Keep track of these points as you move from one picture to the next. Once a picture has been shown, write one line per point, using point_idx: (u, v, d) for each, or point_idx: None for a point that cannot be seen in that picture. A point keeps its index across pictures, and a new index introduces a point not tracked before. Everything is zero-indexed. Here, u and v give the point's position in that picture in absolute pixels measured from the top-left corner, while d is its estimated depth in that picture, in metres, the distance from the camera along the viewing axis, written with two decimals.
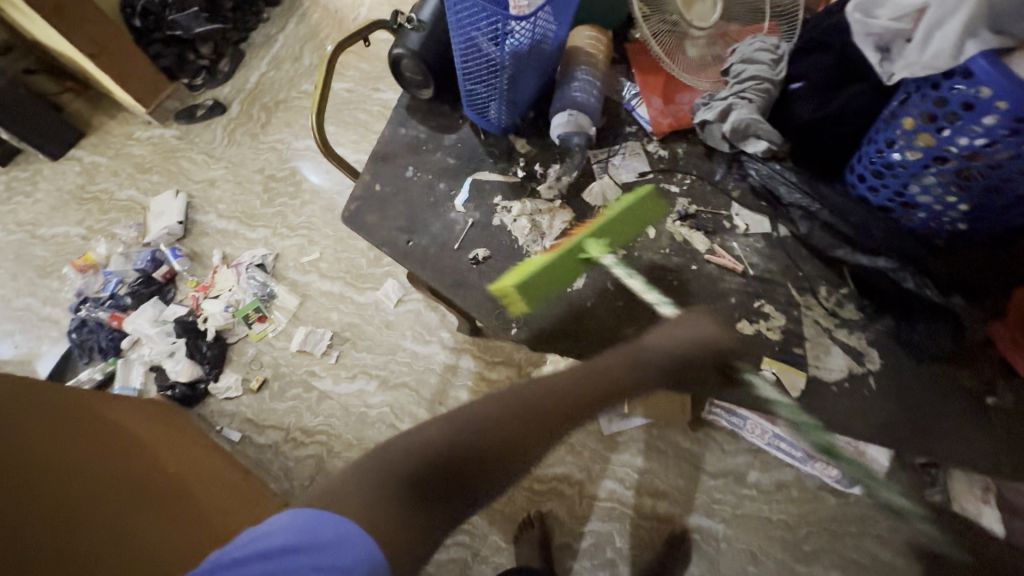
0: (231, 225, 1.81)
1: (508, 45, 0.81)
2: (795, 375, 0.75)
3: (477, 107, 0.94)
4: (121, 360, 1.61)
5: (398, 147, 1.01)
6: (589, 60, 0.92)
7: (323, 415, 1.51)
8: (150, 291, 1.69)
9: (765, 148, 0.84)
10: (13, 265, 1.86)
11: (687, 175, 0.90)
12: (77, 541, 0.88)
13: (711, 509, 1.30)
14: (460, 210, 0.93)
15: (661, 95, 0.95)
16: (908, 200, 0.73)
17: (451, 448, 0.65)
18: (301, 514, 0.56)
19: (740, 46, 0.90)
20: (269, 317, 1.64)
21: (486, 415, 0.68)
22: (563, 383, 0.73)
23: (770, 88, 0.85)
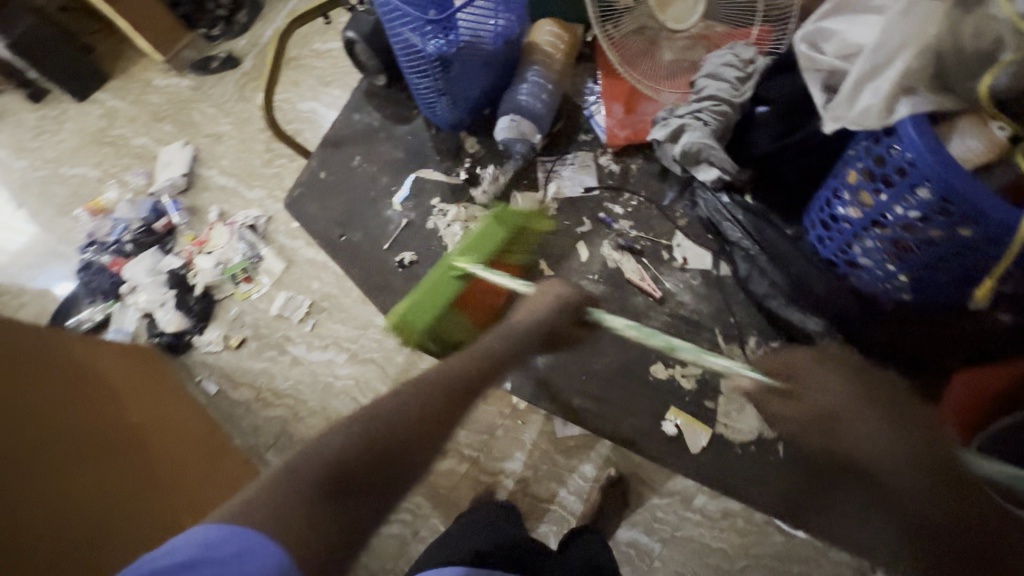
0: (231, 182, 1.85)
1: (436, 45, 1.09)
2: (699, 430, 1.31)
3: (427, 102, 1.24)
4: (119, 304, 1.71)
5: (353, 130, 1.69)
6: (544, 63, 1.30)
7: (293, 380, 1.56)
8: (151, 241, 1.77)
9: (717, 173, 1.16)
10: (36, 202, 1.98)
11: (632, 195, 1.34)
12: (72, 486, 0.99)
13: (651, 526, 1.28)
14: (397, 205, 1.55)
15: (623, 104, 1.36)
16: (852, 258, 1.08)
17: (351, 449, 0.75)
18: (211, 529, 0.66)
19: (713, 60, 1.20)
20: (255, 279, 1.68)
21: (391, 406, 0.81)
22: (455, 359, 0.92)
23: (729, 109, 1.15)
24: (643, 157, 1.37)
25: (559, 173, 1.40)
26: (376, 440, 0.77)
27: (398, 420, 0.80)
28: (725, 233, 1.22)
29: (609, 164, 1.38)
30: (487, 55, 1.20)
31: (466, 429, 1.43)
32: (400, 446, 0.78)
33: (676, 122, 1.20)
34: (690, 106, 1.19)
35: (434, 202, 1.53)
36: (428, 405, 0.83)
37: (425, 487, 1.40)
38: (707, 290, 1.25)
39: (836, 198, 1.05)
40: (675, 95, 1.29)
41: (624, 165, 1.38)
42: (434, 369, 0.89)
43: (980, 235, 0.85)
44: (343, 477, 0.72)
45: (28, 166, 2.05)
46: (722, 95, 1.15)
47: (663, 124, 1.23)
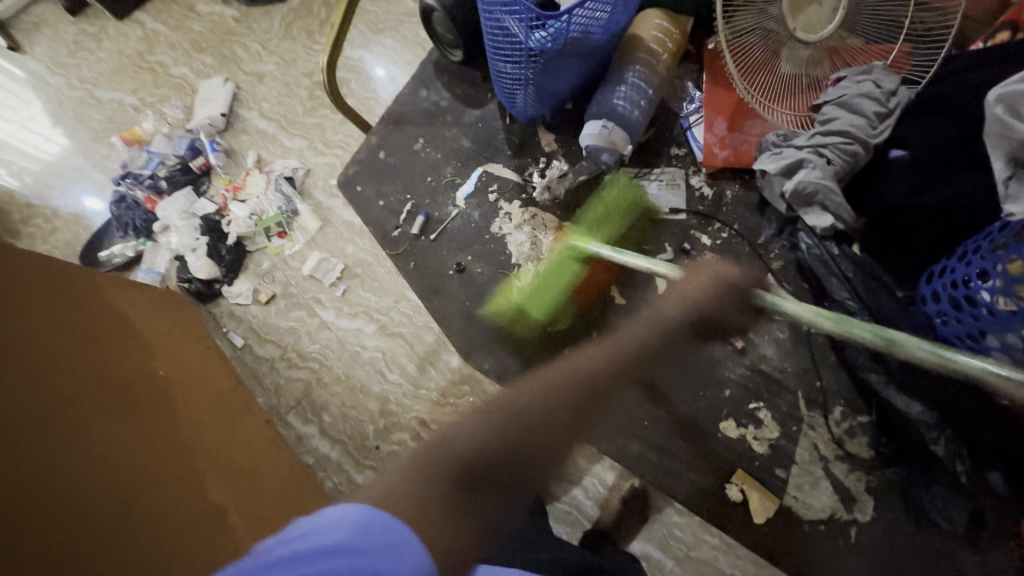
0: (270, 128, 1.77)
1: (535, 37, 0.99)
2: (758, 494, 1.20)
3: (507, 93, 1.13)
4: (150, 243, 1.68)
5: (417, 112, 1.61)
6: (647, 61, 1.19)
7: (320, 344, 1.54)
8: (186, 180, 1.72)
9: (831, 222, 1.04)
10: (71, 124, 1.91)
11: (723, 227, 1.23)
12: (79, 448, 0.93)
13: (667, 543, 1.24)
14: (461, 201, 1.49)
15: (726, 120, 1.24)
16: (979, 346, 0.93)
17: (490, 442, 0.66)
18: (362, 511, 0.56)
19: (845, 86, 1.07)
20: (288, 235, 1.63)
21: (530, 395, 0.71)
22: (597, 353, 0.78)
23: (857, 149, 1.02)
24: (741, 184, 1.25)
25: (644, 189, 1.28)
26: (516, 430, 0.67)
27: (536, 413, 0.69)
28: (828, 287, 1.08)
29: (702, 185, 1.26)
30: (586, 51, 1.08)
31: None
32: (544, 453, 0.67)
33: (793, 153, 1.07)
34: (812, 136, 1.07)
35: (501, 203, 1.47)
36: (582, 404, 0.73)
37: None
38: (797, 349, 1.27)
39: (980, 277, 0.90)
40: (787, 115, 1.16)
41: (718, 188, 1.26)
42: (588, 364, 0.77)
43: None
44: (484, 470, 0.63)
45: (65, 84, 1.97)
46: (856, 131, 1.02)
47: (775, 153, 1.10)
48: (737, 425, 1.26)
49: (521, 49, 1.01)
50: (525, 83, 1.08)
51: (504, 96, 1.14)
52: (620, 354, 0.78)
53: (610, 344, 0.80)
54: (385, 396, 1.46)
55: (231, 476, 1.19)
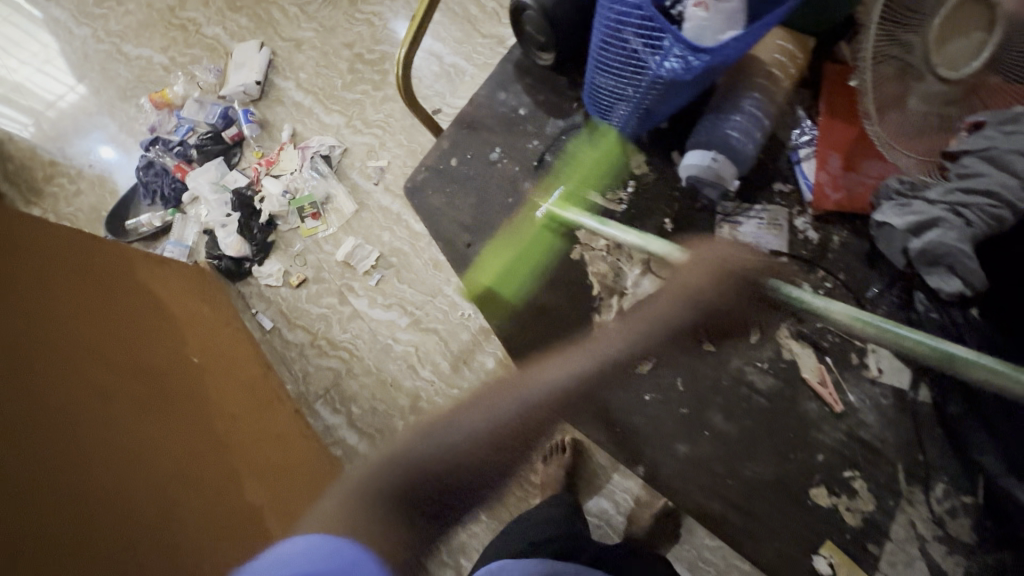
0: (307, 101, 1.68)
1: (660, 66, 0.65)
2: None
3: (605, 103, 0.78)
4: (180, 215, 1.61)
5: (490, 116, 0.96)
6: (764, 84, 0.83)
7: (351, 333, 1.50)
8: (217, 150, 1.65)
9: (957, 288, 0.72)
10: (97, 79, 1.82)
11: (828, 276, 0.84)
12: (114, 442, 0.86)
13: (697, 561, 1.16)
14: (539, 221, 0.90)
15: (842, 155, 0.86)
16: None
17: None
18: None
19: (985, 134, 0.73)
20: (323, 217, 1.57)
21: None
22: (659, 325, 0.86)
23: (1003, 215, 0.70)
24: (851, 231, 0.85)
25: (739, 225, 0.87)
26: None
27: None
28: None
29: (804, 228, 0.86)
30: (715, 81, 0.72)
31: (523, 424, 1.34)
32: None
33: (922, 208, 0.74)
34: (949, 190, 0.73)
35: (580, 235, 0.89)
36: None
37: (472, 474, 1.34)
38: (901, 415, 0.80)
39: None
40: (912, 160, 0.78)
41: (824, 232, 0.86)
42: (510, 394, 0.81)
43: None
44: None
45: (91, 35, 1.87)
46: (1006, 192, 0.70)
47: (900, 205, 0.77)
48: (829, 491, 0.80)
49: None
50: (628, 106, 0.75)
51: (598, 109, 0.81)
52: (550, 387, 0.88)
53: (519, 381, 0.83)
54: (416, 393, 1.42)
55: (264, 474, 1.14)
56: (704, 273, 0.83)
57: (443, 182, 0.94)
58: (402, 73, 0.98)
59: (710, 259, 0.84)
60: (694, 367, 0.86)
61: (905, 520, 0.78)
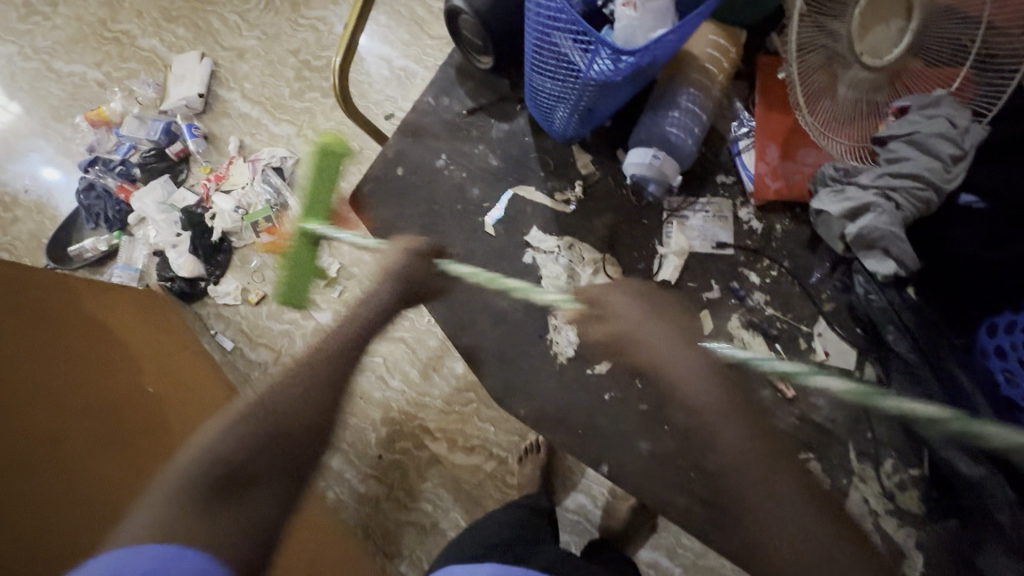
0: (254, 111, 1.63)
1: (593, 68, 0.65)
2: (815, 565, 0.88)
3: (544, 107, 0.78)
4: (126, 237, 1.54)
5: (434, 124, 0.93)
6: (700, 79, 0.85)
7: None
8: (163, 168, 1.58)
9: (892, 269, 0.76)
10: (28, 99, 1.73)
11: (773, 265, 0.85)
12: (46, 480, 0.79)
13: (675, 549, 1.11)
14: (490, 230, 0.89)
15: (779, 144, 0.87)
16: None
17: (238, 449, 0.58)
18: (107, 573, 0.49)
19: (909, 119, 0.77)
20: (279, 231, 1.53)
21: (274, 392, 0.63)
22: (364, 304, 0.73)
23: (931, 197, 0.75)
24: (793, 219, 0.87)
25: (686, 220, 0.88)
26: (269, 424, 0.61)
27: (285, 395, 0.63)
28: (884, 337, 0.78)
29: (748, 219, 0.88)
30: (650, 79, 0.72)
31: (496, 426, 1.25)
32: (289, 421, 0.61)
33: (856, 194, 0.78)
34: (879, 175, 0.77)
35: (531, 237, 0.89)
36: (308, 391, 0.64)
37: (448, 478, 1.23)
38: None
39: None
40: (843, 146, 0.81)
41: (767, 221, 0.87)
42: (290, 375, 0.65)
43: None
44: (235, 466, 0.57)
45: (17, 53, 1.77)
46: (931, 176, 0.74)
47: (836, 192, 0.80)
48: None
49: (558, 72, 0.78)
50: (568, 107, 0.74)
51: (540, 113, 0.80)
52: (324, 350, 0.69)
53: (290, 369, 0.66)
54: (386, 404, 1.29)
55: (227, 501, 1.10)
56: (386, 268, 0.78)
57: (388, 193, 0.91)
58: (341, 83, 0.95)
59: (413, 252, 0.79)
60: None
61: (859, 497, 0.82)
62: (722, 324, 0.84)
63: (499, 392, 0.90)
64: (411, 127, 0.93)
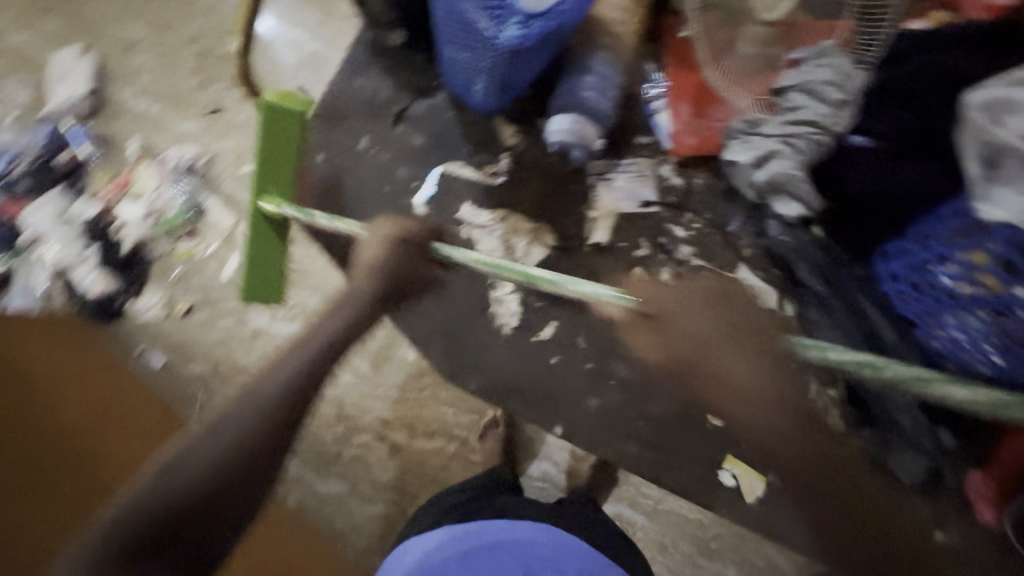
0: (153, 108, 1.48)
1: (502, 35, 0.65)
2: (754, 480, 0.96)
3: (461, 80, 0.78)
4: (22, 259, 1.35)
5: (355, 104, 0.94)
6: (610, 43, 0.87)
7: (258, 352, 1.33)
8: (50, 177, 1.40)
9: (799, 211, 0.82)
10: None
11: (696, 217, 0.90)
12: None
13: (636, 498, 1.01)
14: (423, 210, 0.91)
15: (689, 102, 0.91)
16: (942, 333, 0.72)
17: (147, 514, 0.54)
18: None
19: (804, 69, 0.83)
20: (200, 234, 1.39)
21: (210, 429, 0.59)
22: (353, 295, 0.75)
23: (823, 139, 0.79)
24: (710, 172, 0.91)
25: (611, 182, 0.91)
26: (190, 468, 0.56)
27: (204, 444, 0.58)
28: (796, 274, 0.84)
29: (670, 176, 0.91)
30: (561, 46, 0.74)
31: (456, 408, 1.12)
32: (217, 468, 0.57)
33: (762, 142, 0.83)
34: (781, 123, 0.82)
35: (465, 212, 0.90)
36: (234, 439, 0.59)
37: (412, 468, 1.15)
38: None
39: (940, 262, 0.71)
40: (746, 100, 0.88)
41: (687, 176, 0.91)
42: (212, 426, 0.59)
43: None
44: (134, 526, 0.53)
45: None
46: (824, 121, 0.79)
47: (744, 143, 0.85)
48: None
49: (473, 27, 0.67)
50: (484, 77, 0.73)
51: (458, 83, 0.79)
52: (258, 389, 0.62)
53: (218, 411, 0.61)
54: (337, 399, 1.18)
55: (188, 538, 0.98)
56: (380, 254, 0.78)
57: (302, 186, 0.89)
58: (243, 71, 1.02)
59: (393, 241, 0.78)
60: None
61: None
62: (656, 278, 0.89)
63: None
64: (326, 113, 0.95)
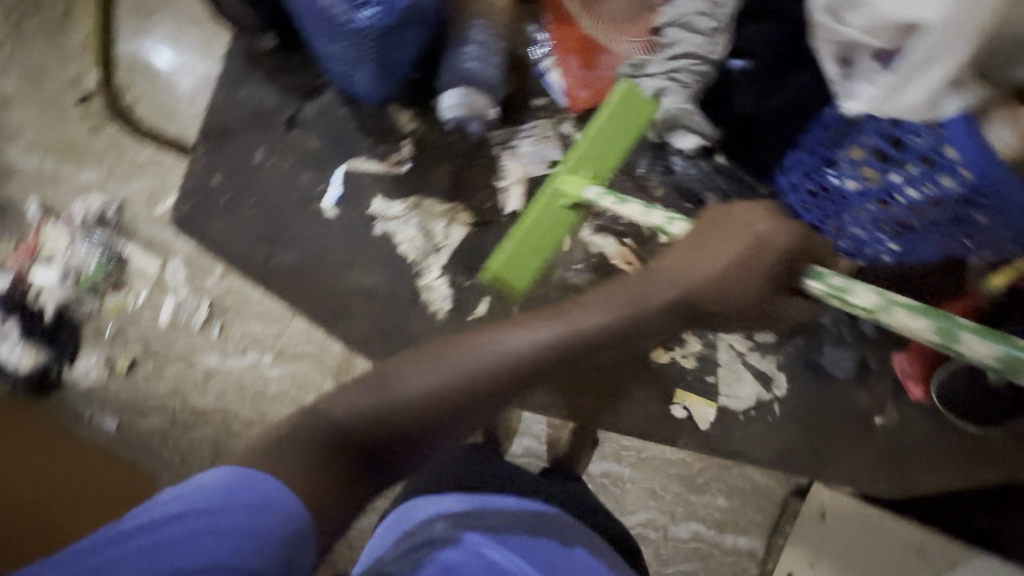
0: (45, 163, 1.27)
1: (364, 14, 0.65)
2: (704, 407, 0.94)
3: (343, 70, 0.76)
4: None
5: (240, 117, 0.93)
6: (486, 15, 0.86)
7: (215, 395, 1.21)
8: None
9: (697, 143, 0.87)
10: None
11: None
12: None
13: (619, 452, 0.98)
14: (332, 212, 0.92)
15: (578, 58, 0.91)
16: (841, 229, 0.78)
17: (378, 419, 0.57)
18: (232, 472, 0.51)
19: (676, 4, 0.82)
20: (127, 286, 1.23)
21: (453, 363, 0.59)
22: (659, 302, 0.63)
23: (705, 70, 0.81)
24: None
25: (517, 149, 0.92)
26: (431, 394, 0.58)
27: (441, 376, 0.59)
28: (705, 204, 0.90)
29: (574, 133, 0.91)
30: (430, 17, 0.73)
31: None
32: (454, 402, 0.58)
33: (651, 84, 0.84)
34: (664, 61, 0.83)
35: (375, 204, 0.92)
36: (475, 381, 0.59)
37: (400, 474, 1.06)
38: None
39: (829, 165, 0.74)
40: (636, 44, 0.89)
41: (588, 130, 0.91)
42: (452, 365, 0.59)
43: (1000, 224, 0.62)
44: (371, 445, 0.56)
45: None
46: (704, 53, 0.80)
47: (633, 86, 0.86)
48: (666, 349, 0.94)
49: (337, 21, 0.67)
50: (364, 66, 0.72)
51: (342, 75, 0.78)
52: (512, 368, 0.59)
53: (469, 378, 0.59)
54: None
55: None
56: (712, 242, 0.64)
57: (206, 208, 0.93)
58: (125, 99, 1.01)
59: (754, 239, 0.62)
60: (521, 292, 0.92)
61: (726, 345, 0.94)
62: (576, 239, 0.94)
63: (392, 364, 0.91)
64: (211, 127, 0.94)
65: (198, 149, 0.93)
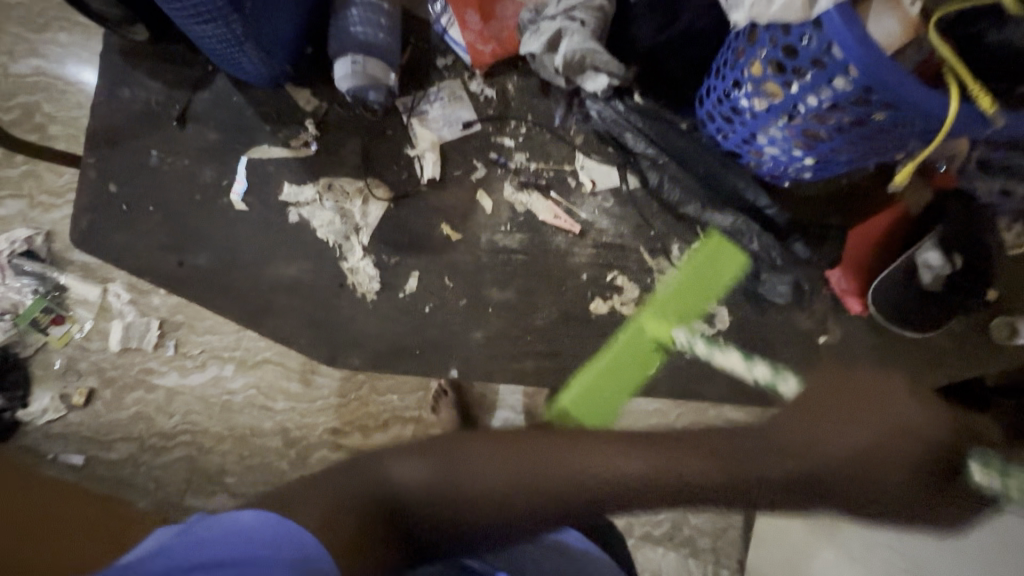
0: None
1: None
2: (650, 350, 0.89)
3: (224, 53, 0.79)
4: None
5: (129, 119, 0.96)
6: None
7: (182, 414, 0.93)
8: None
9: (607, 82, 0.84)
10: None
11: (520, 121, 0.94)
12: None
13: None
14: (241, 204, 0.94)
15: (476, 10, 0.90)
16: (755, 148, 0.81)
17: (434, 497, 0.45)
18: (263, 516, 0.41)
19: None
20: (70, 317, 0.95)
21: (560, 458, 0.46)
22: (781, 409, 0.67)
23: (601, 5, 0.82)
24: (519, 73, 0.94)
25: (426, 115, 0.94)
26: (521, 486, 0.45)
27: (541, 473, 0.46)
28: (627, 146, 0.91)
29: (481, 90, 0.94)
30: None
31: (400, 391, 0.91)
32: (547, 505, 0.45)
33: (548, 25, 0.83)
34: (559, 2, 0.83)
35: (285, 192, 0.94)
36: (591, 493, 0.45)
37: None
38: (624, 207, 0.92)
39: (736, 87, 0.75)
40: None
41: (498, 85, 0.94)
42: (577, 473, 0.45)
43: (897, 120, 0.64)
44: (420, 529, 0.45)
45: None
46: None
47: (534, 31, 0.85)
48: (603, 299, 0.91)
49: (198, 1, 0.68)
50: (243, 42, 0.76)
51: (226, 59, 0.82)
52: (634, 497, 0.45)
53: (543, 490, 0.45)
54: (282, 429, 0.92)
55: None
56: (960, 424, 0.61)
57: (109, 218, 0.95)
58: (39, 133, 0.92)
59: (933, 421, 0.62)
60: (450, 260, 0.92)
61: (665, 286, 0.91)
62: (498, 197, 0.93)
63: (325, 353, 0.93)
64: (103, 135, 0.96)
65: (90, 159, 0.96)
